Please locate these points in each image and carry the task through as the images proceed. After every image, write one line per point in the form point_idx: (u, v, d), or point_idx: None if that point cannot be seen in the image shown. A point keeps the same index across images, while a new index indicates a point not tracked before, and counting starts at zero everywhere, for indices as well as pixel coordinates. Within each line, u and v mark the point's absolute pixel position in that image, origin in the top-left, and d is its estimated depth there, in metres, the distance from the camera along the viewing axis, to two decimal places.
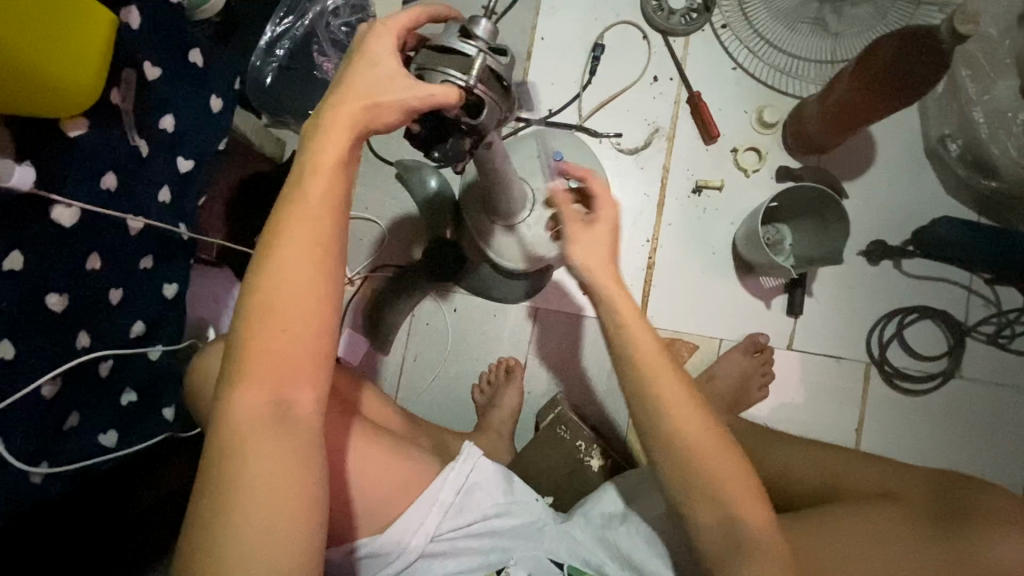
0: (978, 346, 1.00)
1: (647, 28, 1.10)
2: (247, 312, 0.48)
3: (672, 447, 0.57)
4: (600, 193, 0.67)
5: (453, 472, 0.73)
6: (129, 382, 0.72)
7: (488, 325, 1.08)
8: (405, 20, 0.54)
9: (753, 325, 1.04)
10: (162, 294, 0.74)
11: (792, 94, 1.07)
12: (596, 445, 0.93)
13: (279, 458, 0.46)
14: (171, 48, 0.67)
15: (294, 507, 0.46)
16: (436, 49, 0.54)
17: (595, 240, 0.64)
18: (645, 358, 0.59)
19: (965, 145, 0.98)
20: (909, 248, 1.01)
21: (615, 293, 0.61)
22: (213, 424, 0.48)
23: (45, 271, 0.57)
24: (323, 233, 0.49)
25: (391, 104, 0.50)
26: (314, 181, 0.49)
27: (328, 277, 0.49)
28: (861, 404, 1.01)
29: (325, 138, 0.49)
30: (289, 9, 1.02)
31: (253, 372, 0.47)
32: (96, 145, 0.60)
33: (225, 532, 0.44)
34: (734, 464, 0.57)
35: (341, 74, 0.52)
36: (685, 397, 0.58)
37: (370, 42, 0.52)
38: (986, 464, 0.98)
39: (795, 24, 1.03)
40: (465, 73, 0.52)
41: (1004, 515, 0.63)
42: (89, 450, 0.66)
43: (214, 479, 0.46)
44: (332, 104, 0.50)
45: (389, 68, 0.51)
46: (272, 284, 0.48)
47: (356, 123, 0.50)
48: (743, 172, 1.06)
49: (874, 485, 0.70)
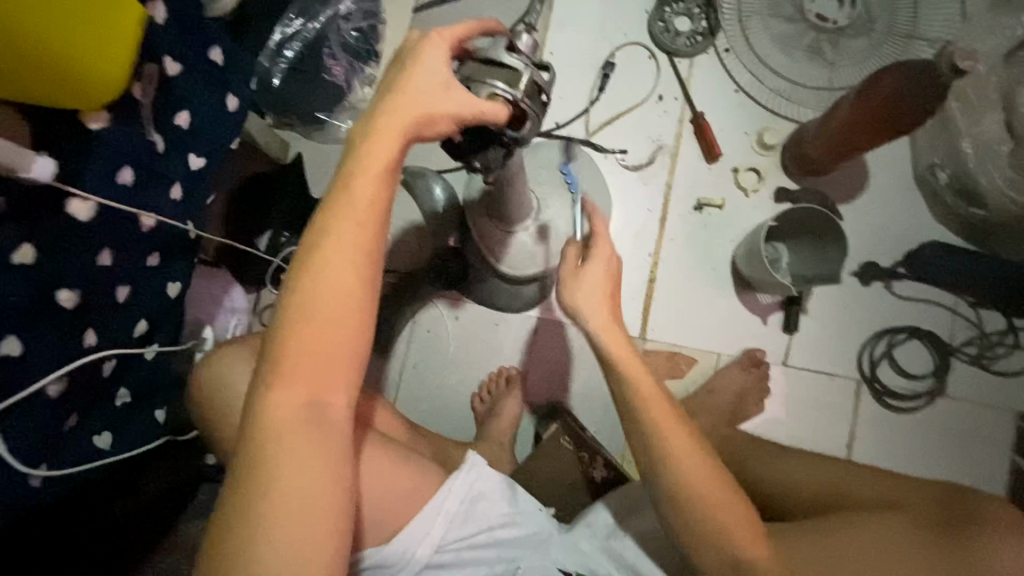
0: (963, 366, 1.04)
1: (654, 48, 1.12)
2: (288, 311, 0.48)
3: (677, 493, 0.57)
4: (599, 233, 0.69)
5: (457, 482, 0.72)
6: (125, 381, 0.69)
7: (491, 334, 1.08)
8: (454, 32, 0.55)
9: (750, 340, 1.07)
10: (165, 293, 0.72)
11: (789, 118, 1.10)
12: (600, 457, 0.92)
13: (309, 464, 0.46)
14: (191, 45, 0.66)
15: (322, 514, 0.45)
16: (482, 62, 0.56)
17: (590, 280, 0.67)
18: (643, 404, 0.59)
19: (954, 175, 1.02)
20: (899, 270, 1.05)
21: (610, 338, 0.63)
22: (247, 422, 0.47)
23: (56, 263, 0.56)
24: (366, 235, 0.49)
25: (443, 116, 0.51)
26: (361, 185, 0.49)
27: (369, 281, 0.49)
28: (852, 420, 1.04)
29: (375, 142, 0.49)
30: (300, 11, 1.00)
31: (289, 376, 0.47)
32: (118, 137, 0.58)
33: (253, 538, 0.43)
34: (735, 508, 0.57)
35: (390, 79, 0.52)
36: (689, 441, 0.58)
37: (421, 49, 0.53)
38: (970, 480, 1.01)
39: (793, 52, 1.08)
40: (512, 88, 0.54)
41: (1004, 525, 0.66)
42: (86, 454, 0.64)
43: (242, 484, 0.45)
44: (384, 109, 0.50)
45: (442, 77, 0.52)
46: (314, 284, 0.47)
47: (407, 129, 0.50)
48: (743, 192, 1.09)
49: (881, 494, 0.72)
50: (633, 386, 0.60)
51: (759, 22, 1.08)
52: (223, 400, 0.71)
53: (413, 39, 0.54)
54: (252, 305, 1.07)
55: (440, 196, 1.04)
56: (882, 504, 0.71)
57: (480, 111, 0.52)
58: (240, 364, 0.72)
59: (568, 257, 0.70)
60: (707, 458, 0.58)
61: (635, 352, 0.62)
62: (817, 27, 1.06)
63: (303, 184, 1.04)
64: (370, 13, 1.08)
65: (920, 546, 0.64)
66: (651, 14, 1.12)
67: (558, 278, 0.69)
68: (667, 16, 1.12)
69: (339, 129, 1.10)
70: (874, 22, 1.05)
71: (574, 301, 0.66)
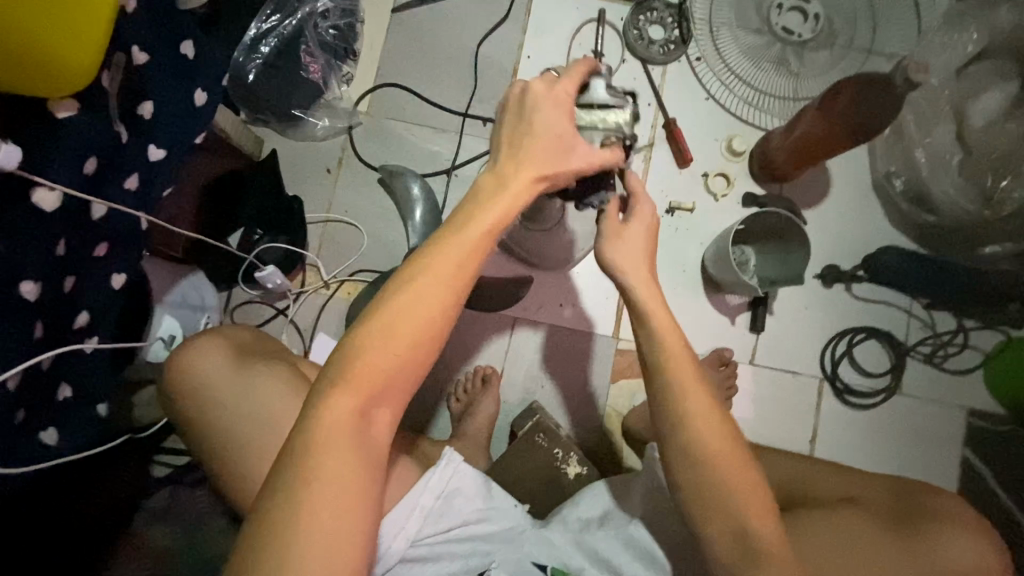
0: (917, 364, 1.09)
1: (628, 54, 1.15)
2: (369, 325, 0.49)
3: (692, 456, 0.57)
4: (638, 193, 0.66)
5: (433, 477, 0.73)
6: (67, 376, 0.67)
7: (466, 333, 1.08)
8: (566, 94, 0.58)
9: (718, 340, 1.10)
10: (109, 284, 0.69)
11: (757, 125, 1.15)
12: (573, 452, 0.94)
13: (351, 473, 0.47)
14: (164, 35, 0.65)
15: (350, 527, 0.46)
16: (585, 108, 0.61)
17: (629, 245, 0.64)
18: (676, 370, 0.58)
19: (908, 182, 1.09)
20: (859, 273, 1.09)
21: (651, 303, 0.61)
22: (300, 420, 0.48)
23: (19, 254, 0.54)
24: (465, 270, 0.51)
25: (563, 173, 0.57)
26: (476, 222, 0.53)
27: (448, 319, 0.51)
28: (815, 417, 1.08)
29: (506, 189, 0.54)
30: (277, 7, 1.00)
31: (354, 383, 0.48)
32: (86, 126, 0.57)
33: (284, 534, 0.44)
34: (750, 473, 0.57)
35: (515, 137, 0.57)
36: (712, 408, 0.58)
37: (542, 110, 0.57)
38: (924, 474, 1.05)
39: (760, 62, 1.11)
40: (622, 128, 0.61)
41: (951, 516, 0.70)
42: (31, 450, 0.62)
43: (286, 478, 0.46)
44: (511, 169, 0.55)
45: (563, 137, 0.57)
46: (402, 308, 0.49)
47: (524, 194, 0.55)
48: (712, 197, 1.13)
49: (838, 491, 0.76)
50: (666, 352, 0.59)
51: (730, 32, 1.12)
52: (197, 397, 0.71)
53: (538, 91, 0.58)
54: (224, 305, 1.07)
55: (417, 196, 1.07)
56: (837, 498, 0.75)
57: (600, 163, 0.58)
58: (207, 358, 0.72)
59: (604, 212, 0.66)
60: (728, 424, 0.58)
61: (671, 313, 0.61)
62: (783, 39, 1.10)
63: (274, 183, 1.04)
64: (348, 11, 1.08)
65: (879, 533, 0.68)
66: (625, 23, 1.15)
67: (598, 232, 0.66)
68: (641, 24, 1.15)
69: (316, 127, 1.11)
70: (836, 36, 1.10)
71: (612, 257, 0.64)
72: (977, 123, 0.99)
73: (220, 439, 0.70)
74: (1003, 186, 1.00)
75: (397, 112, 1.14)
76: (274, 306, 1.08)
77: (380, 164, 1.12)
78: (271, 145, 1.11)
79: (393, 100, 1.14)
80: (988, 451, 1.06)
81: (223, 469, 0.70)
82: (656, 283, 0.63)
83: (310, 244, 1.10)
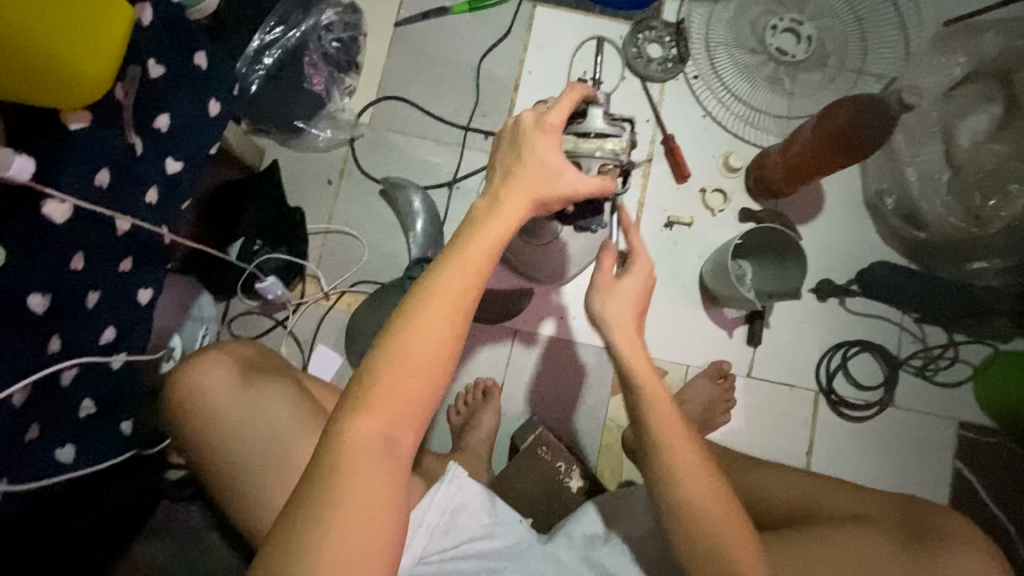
0: (908, 377, 1.11)
1: (626, 70, 1.17)
2: (385, 345, 0.49)
3: (681, 512, 0.58)
4: (638, 251, 0.65)
5: (439, 494, 0.74)
6: (90, 393, 0.67)
7: (467, 345, 1.08)
8: (558, 124, 0.59)
9: (716, 353, 1.11)
10: (135, 299, 0.70)
11: (755, 143, 1.16)
12: (575, 465, 0.94)
13: (375, 492, 0.47)
14: (177, 48, 0.65)
15: (377, 544, 0.46)
16: (583, 135, 0.63)
17: (622, 297, 0.64)
18: (660, 427, 0.60)
19: (897, 201, 1.11)
20: (853, 287, 1.12)
21: (642, 369, 0.61)
22: (324, 444, 0.48)
23: (27, 271, 0.53)
24: (474, 283, 0.51)
25: (561, 195, 0.58)
26: (480, 238, 0.53)
27: (461, 334, 0.50)
28: (810, 429, 1.09)
29: (506, 205, 0.55)
30: (281, 19, 1.03)
31: (375, 405, 0.48)
32: (94, 139, 0.57)
33: (309, 558, 0.44)
34: (737, 529, 0.57)
35: (509, 160, 0.58)
36: (699, 463, 0.59)
37: (534, 141, 0.58)
38: (917, 486, 1.07)
39: (756, 80, 1.14)
40: (617, 152, 0.63)
41: (960, 533, 0.71)
42: (47, 468, 0.63)
43: (309, 500, 0.46)
44: (507, 189, 0.56)
45: (557, 160, 0.57)
46: (416, 327, 0.49)
47: (523, 211, 0.56)
48: (709, 212, 1.15)
49: (847, 507, 0.77)
50: (654, 410, 0.60)
51: (726, 52, 1.15)
52: (200, 416, 0.70)
53: (529, 123, 0.59)
54: (222, 315, 1.06)
55: (419, 208, 1.08)
56: (848, 516, 0.75)
57: (596, 190, 0.59)
58: (205, 377, 0.71)
59: (600, 261, 0.65)
60: (719, 485, 0.59)
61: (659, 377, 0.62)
62: (777, 59, 1.14)
63: (275, 189, 1.02)
64: (351, 26, 1.11)
65: (891, 551, 0.70)
66: (625, 40, 1.17)
67: (590, 285, 0.65)
68: (640, 42, 1.17)
69: (316, 138, 1.11)
70: (828, 58, 1.14)
71: (603, 313, 0.63)
72: (964, 144, 1.02)
73: (228, 457, 0.69)
74: (991, 205, 1.02)
75: (398, 124, 1.14)
76: (273, 318, 1.07)
77: (381, 176, 1.12)
78: (271, 156, 1.11)
79: (395, 113, 1.15)
80: (980, 463, 1.08)
81: (232, 488, 0.69)
82: (642, 335, 0.64)
83: (310, 255, 1.10)
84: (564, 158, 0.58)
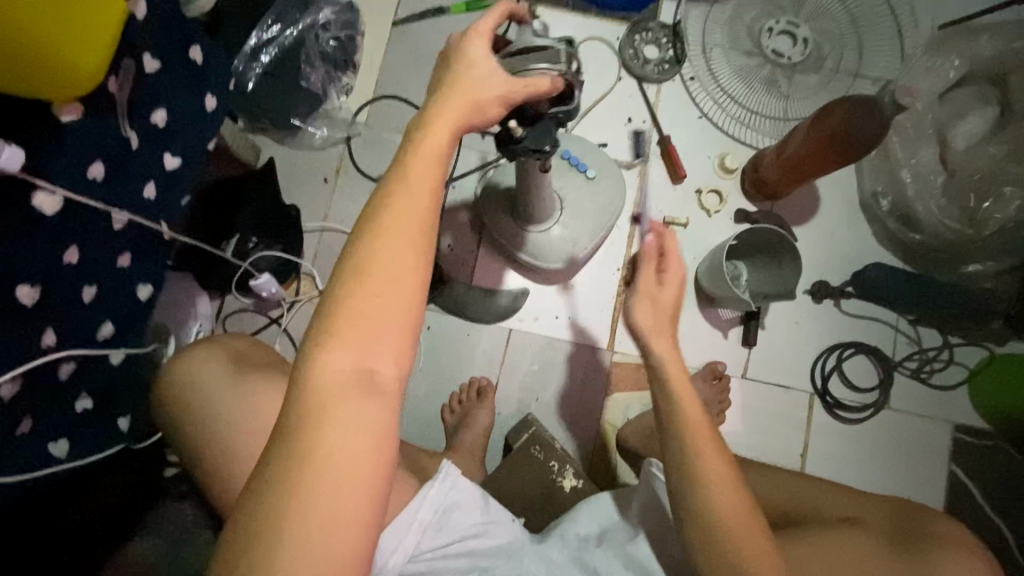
0: (904, 379, 1.11)
1: (622, 71, 1.18)
2: (342, 273, 0.46)
3: (705, 522, 0.59)
4: (671, 255, 0.70)
5: (432, 491, 0.73)
6: (88, 387, 0.69)
7: (462, 344, 1.08)
8: (485, 32, 0.57)
9: (711, 354, 1.11)
10: (136, 295, 0.73)
11: (751, 145, 1.16)
12: (568, 465, 0.94)
13: (355, 426, 0.43)
14: (172, 44, 0.66)
15: (369, 479, 0.43)
16: (518, 54, 0.61)
17: (659, 304, 0.68)
18: (692, 430, 0.61)
19: (894, 202, 1.11)
20: (848, 288, 1.12)
21: (678, 376, 0.64)
22: (293, 386, 0.45)
23: (19, 262, 0.54)
24: (424, 199, 0.48)
25: (493, 99, 0.54)
26: (421, 151, 0.50)
27: (427, 252, 0.48)
28: (805, 431, 1.09)
29: (438, 116, 0.51)
30: (278, 17, 1.02)
31: (341, 335, 0.45)
32: (88, 132, 0.57)
33: (285, 505, 0.41)
34: (740, 508, 0.58)
35: (444, 78, 0.55)
36: (729, 483, 0.60)
37: (467, 53, 0.56)
38: (912, 488, 1.07)
39: (753, 83, 1.15)
40: (554, 63, 0.61)
41: (950, 537, 0.71)
42: (40, 459, 0.63)
43: (282, 442, 0.43)
44: (441, 101, 0.53)
45: (484, 68, 0.55)
46: (373, 249, 0.46)
47: (460, 120, 0.52)
48: (705, 213, 1.15)
49: (839, 510, 0.77)
50: (688, 421, 0.61)
51: (722, 53, 1.16)
52: (188, 399, 0.71)
53: (456, 40, 0.57)
54: (216, 313, 1.07)
55: None
56: (840, 518, 0.76)
57: (533, 90, 0.57)
58: (197, 365, 0.72)
59: (645, 260, 0.71)
60: (743, 496, 0.60)
61: (689, 378, 0.64)
62: (773, 61, 1.14)
63: (270, 185, 1.03)
64: (349, 24, 1.11)
65: (878, 552, 0.69)
66: (622, 41, 1.18)
67: (634, 289, 0.69)
68: (636, 44, 1.18)
69: (314, 136, 1.12)
70: (824, 60, 1.14)
71: (639, 323, 0.67)
72: (959, 147, 1.04)
73: (220, 428, 0.69)
74: (985, 207, 1.04)
75: (395, 123, 1.15)
76: (267, 315, 1.07)
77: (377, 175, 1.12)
78: (268, 153, 1.11)
79: (392, 111, 1.15)
80: (975, 465, 1.08)
81: (223, 459, 0.68)
82: (676, 341, 0.67)
83: (306, 253, 1.10)
84: (496, 63, 0.56)
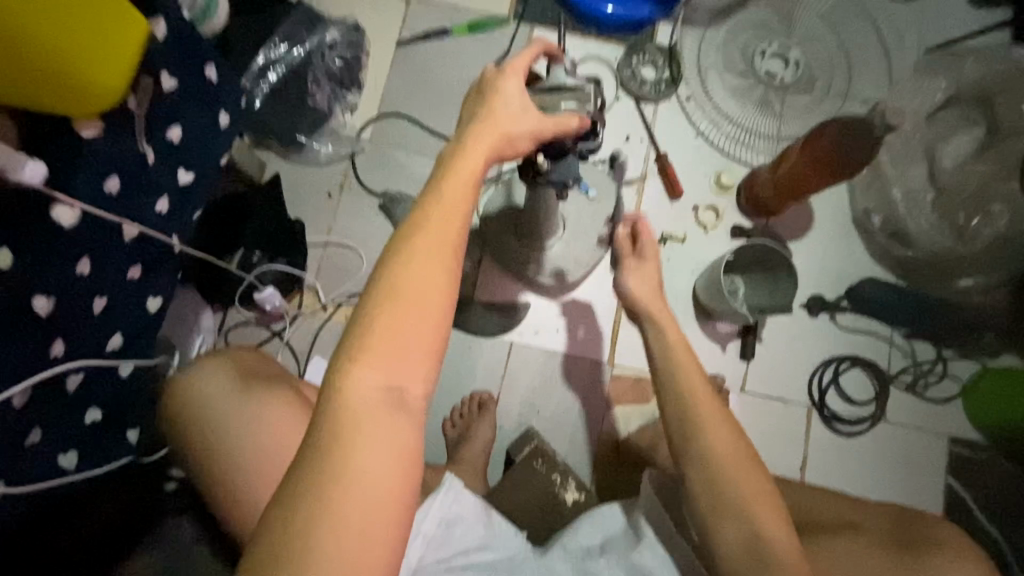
0: (900, 393, 1.12)
1: (620, 90, 1.21)
2: (375, 294, 0.47)
3: (704, 459, 0.62)
4: (644, 233, 0.79)
5: (434, 504, 0.74)
6: (95, 401, 0.72)
7: (463, 357, 1.09)
8: (519, 67, 0.60)
9: (710, 367, 1.13)
10: (145, 308, 0.74)
11: (745, 162, 1.19)
12: (570, 478, 0.94)
13: (385, 442, 0.44)
14: (188, 63, 0.67)
15: (395, 492, 0.44)
16: (551, 90, 0.64)
17: (643, 274, 0.77)
18: (685, 373, 0.67)
19: (885, 219, 1.14)
20: (843, 303, 1.14)
21: (659, 315, 0.73)
22: (323, 403, 0.45)
23: (34, 268, 0.56)
24: (454, 225, 0.50)
25: (523, 134, 0.57)
26: (454, 180, 0.52)
27: (457, 274, 0.49)
28: (804, 444, 1.10)
29: (471, 147, 0.54)
30: (286, 37, 1.08)
31: (371, 354, 0.45)
32: (108, 149, 0.60)
33: (315, 518, 0.41)
34: (737, 446, 0.62)
35: (477, 109, 0.58)
36: (719, 416, 0.64)
37: (500, 86, 0.58)
38: (910, 500, 1.08)
39: (746, 102, 1.18)
40: (581, 103, 0.64)
41: (950, 544, 0.71)
42: (47, 471, 0.67)
43: (312, 457, 0.43)
44: (473, 132, 0.55)
45: (518, 103, 0.58)
46: (406, 271, 0.47)
47: (491, 150, 0.54)
48: (703, 229, 1.17)
49: (842, 517, 0.77)
50: (676, 364, 0.67)
51: (716, 74, 1.19)
52: (200, 416, 0.70)
53: (492, 72, 0.60)
54: (218, 327, 1.07)
55: None
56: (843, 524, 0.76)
57: (559, 129, 0.60)
58: (212, 382, 0.72)
59: (621, 249, 0.80)
60: (733, 429, 0.64)
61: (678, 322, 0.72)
62: (766, 82, 1.18)
63: (274, 204, 1.04)
64: (354, 45, 1.17)
65: (880, 552, 0.71)
66: (619, 62, 1.21)
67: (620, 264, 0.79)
68: (634, 65, 1.21)
69: (319, 152, 1.14)
70: (815, 82, 1.18)
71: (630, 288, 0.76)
72: (946, 165, 1.07)
73: (230, 445, 0.69)
74: (975, 223, 1.07)
75: (398, 139, 1.17)
76: (270, 328, 1.08)
77: (381, 190, 1.14)
78: (273, 169, 1.13)
79: (395, 129, 1.17)
80: (971, 477, 1.09)
81: (234, 475, 0.68)
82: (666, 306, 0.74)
83: (308, 267, 1.11)
84: (527, 97, 0.59)
